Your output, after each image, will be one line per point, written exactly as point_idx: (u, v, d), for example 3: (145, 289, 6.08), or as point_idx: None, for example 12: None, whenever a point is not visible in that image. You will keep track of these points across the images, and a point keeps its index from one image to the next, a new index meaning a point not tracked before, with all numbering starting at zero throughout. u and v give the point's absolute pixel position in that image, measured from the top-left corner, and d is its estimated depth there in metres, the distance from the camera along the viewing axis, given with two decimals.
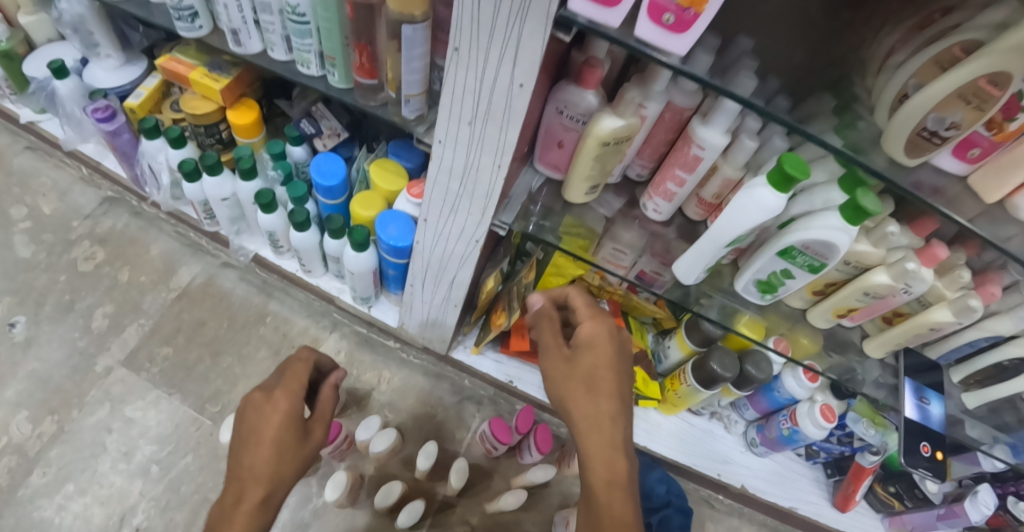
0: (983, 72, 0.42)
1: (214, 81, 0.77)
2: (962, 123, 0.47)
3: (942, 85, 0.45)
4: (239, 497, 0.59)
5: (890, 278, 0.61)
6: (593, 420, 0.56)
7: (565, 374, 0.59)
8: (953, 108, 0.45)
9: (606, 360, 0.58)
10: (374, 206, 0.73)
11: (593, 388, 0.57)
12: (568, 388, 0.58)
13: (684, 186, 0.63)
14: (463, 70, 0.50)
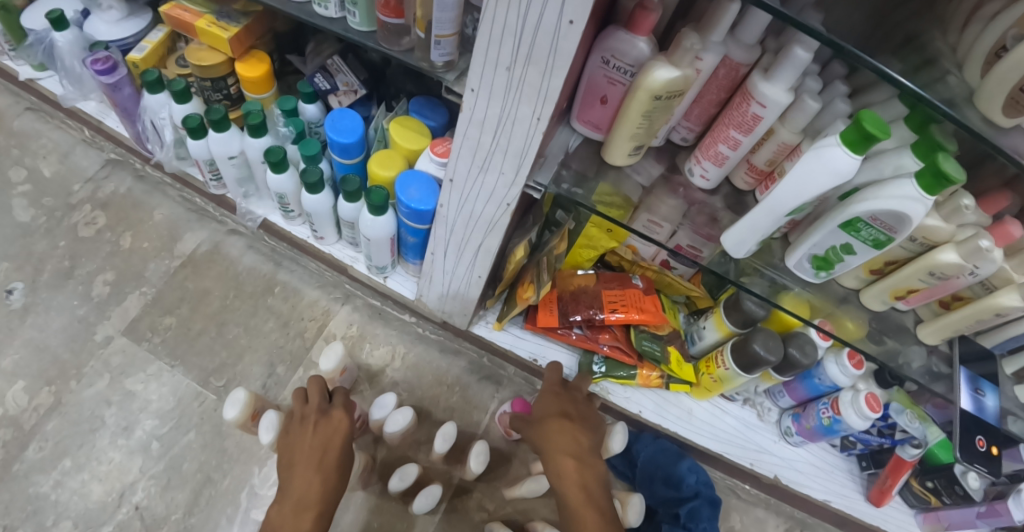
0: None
1: (222, 30, 0.71)
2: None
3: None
4: (305, 497, 0.65)
5: (959, 257, 0.55)
6: (545, 440, 0.68)
7: (527, 422, 0.73)
8: None
9: (548, 400, 0.73)
10: (394, 166, 0.68)
11: (539, 421, 0.71)
12: (530, 430, 0.71)
13: (737, 149, 0.58)
14: (504, 6, 0.44)
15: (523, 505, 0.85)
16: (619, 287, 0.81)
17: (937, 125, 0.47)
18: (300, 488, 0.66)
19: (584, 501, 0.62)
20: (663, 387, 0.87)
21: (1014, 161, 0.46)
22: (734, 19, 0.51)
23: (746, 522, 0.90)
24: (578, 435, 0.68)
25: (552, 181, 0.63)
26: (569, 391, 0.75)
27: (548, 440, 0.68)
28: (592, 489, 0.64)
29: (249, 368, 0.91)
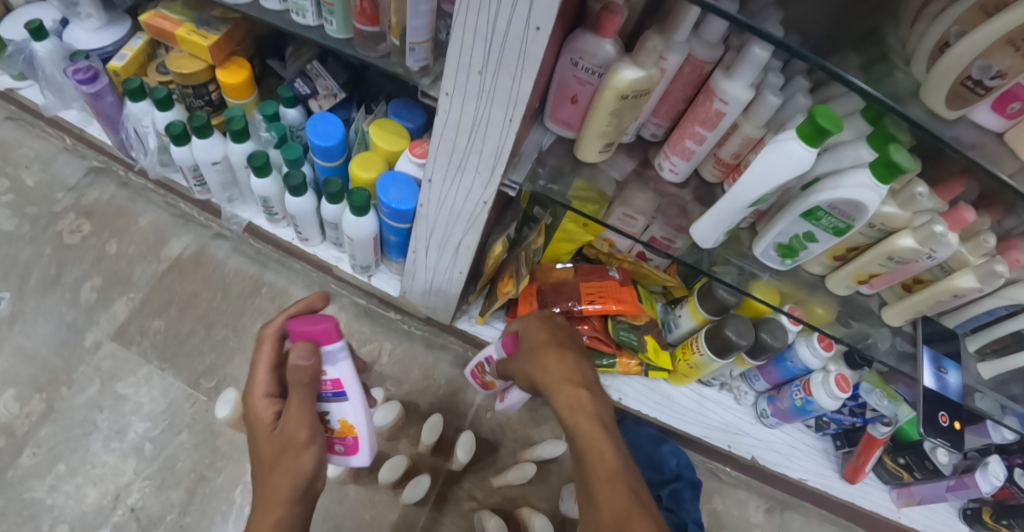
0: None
1: (202, 38, 0.72)
2: (1009, 72, 0.44)
3: (988, 30, 0.42)
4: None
5: (916, 242, 0.59)
6: (544, 372, 0.62)
7: (520, 358, 0.68)
8: (1001, 54, 0.43)
9: (540, 330, 0.67)
10: (375, 168, 0.70)
11: (534, 354, 0.65)
12: (525, 364, 0.66)
13: (703, 144, 0.61)
14: (474, 13, 0.46)
15: (512, 492, 0.87)
16: (597, 280, 0.83)
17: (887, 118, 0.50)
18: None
19: (593, 426, 0.55)
20: (643, 375, 0.90)
21: (959, 152, 0.49)
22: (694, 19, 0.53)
23: (727, 503, 0.93)
24: (579, 365, 0.63)
25: (527, 179, 0.66)
26: (556, 320, 0.70)
27: (547, 372, 0.62)
28: (607, 420, 0.57)
29: (238, 369, 0.92)
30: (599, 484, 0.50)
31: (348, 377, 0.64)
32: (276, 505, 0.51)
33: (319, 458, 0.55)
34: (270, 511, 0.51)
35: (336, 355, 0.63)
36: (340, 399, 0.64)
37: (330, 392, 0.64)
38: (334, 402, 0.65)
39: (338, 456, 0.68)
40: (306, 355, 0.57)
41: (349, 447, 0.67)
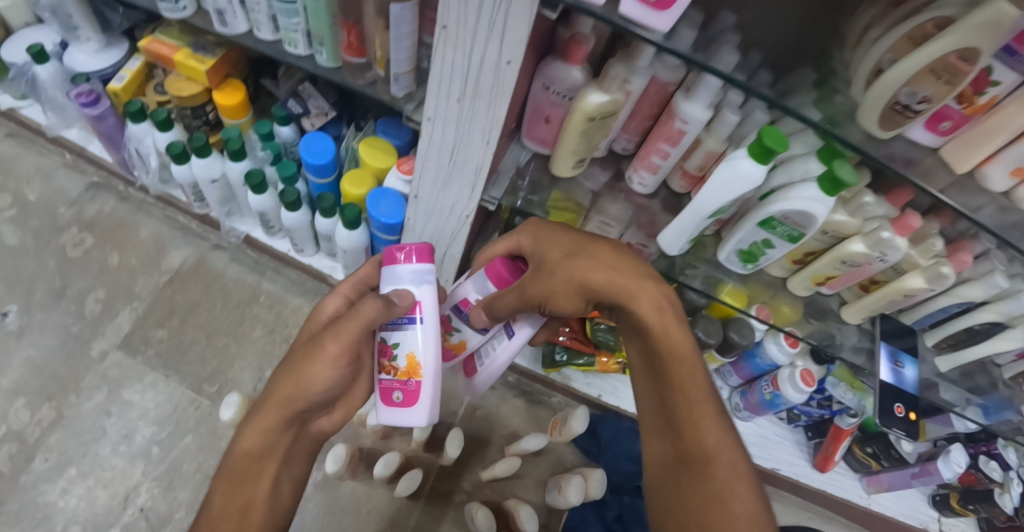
0: (956, 48, 0.45)
1: (199, 62, 0.76)
2: (933, 97, 0.49)
3: (912, 63, 0.47)
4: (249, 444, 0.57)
5: (866, 247, 0.64)
6: (610, 273, 0.57)
7: (553, 270, 0.60)
8: (925, 82, 0.48)
9: (563, 236, 0.62)
10: (365, 184, 0.74)
11: (582, 255, 0.59)
12: (570, 273, 0.59)
13: (668, 159, 0.65)
14: (452, 48, 0.52)
15: (501, 486, 0.92)
16: None
17: (829, 140, 0.55)
18: (217, 465, 0.58)
19: (685, 338, 0.57)
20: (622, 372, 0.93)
21: (885, 166, 0.56)
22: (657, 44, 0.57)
23: None
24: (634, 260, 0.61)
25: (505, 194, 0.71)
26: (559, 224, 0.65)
27: (612, 277, 0.57)
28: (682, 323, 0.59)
29: (239, 374, 0.96)
30: (691, 393, 0.55)
31: (426, 300, 0.61)
32: (271, 411, 0.57)
33: (331, 381, 0.58)
34: (267, 408, 0.57)
35: (422, 277, 0.61)
36: (411, 327, 0.61)
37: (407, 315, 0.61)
38: (405, 330, 0.61)
39: (394, 409, 0.62)
40: (400, 295, 0.59)
41: (408, 397, 0.61)
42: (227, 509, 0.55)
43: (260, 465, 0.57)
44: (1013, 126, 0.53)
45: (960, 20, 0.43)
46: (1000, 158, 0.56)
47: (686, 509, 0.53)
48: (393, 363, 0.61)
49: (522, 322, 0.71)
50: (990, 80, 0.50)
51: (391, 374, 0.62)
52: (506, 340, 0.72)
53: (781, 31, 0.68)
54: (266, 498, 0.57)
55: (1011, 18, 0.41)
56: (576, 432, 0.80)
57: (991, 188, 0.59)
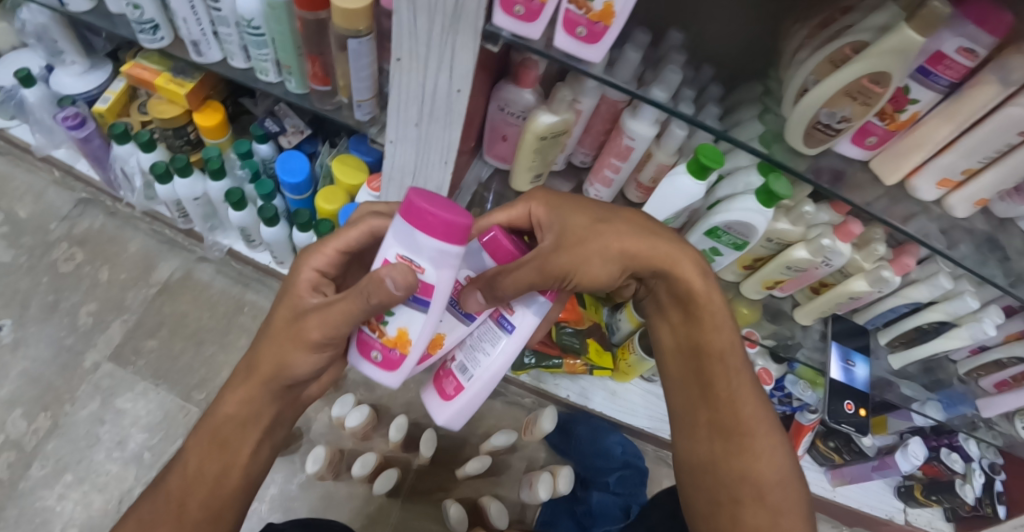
0: (870, 71, 0.48)
1: (179, 86, 0.80)
2: (852, 116, 0.53)
3: (831, 85, 0.51)
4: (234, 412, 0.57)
5: (809, 253, 0.68)
6: (651, 246, 0.57)
7: (578, 239, 0.55)
8: (842, 103, 0.52)
9: (587, 203, 0.58)
10: (338, 200, 0.78)
11: (617, 222, 0.57)
12: (600, 243, 0.55)
13: (620, 172, 0.69)
14: (407, 78, 0.56)
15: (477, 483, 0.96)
16: None
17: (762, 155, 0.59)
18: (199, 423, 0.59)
19: (725, 309, 0.62)
20: (589, 373, 0.96)
21: (814, 180, 0.60)
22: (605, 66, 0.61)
23: None
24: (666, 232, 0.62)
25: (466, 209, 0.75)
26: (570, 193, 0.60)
27: (654, 242, 0.58)
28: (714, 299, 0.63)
29: (226, 381, 1.00)
30: (729, 361, 0.62)
31: (437, 287, 0.49)
32: (254, 385, 0.56)
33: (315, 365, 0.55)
34: (250, 381, 0.56)
35: (441, 257, 0.47)
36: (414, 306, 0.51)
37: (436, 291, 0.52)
38: (408, 306, 0.51)
39: (371, 366, 0.56)
40: (397, 280, 0.44)
41: (385, 361, 0.55)
42: (202, 473, 0.56)
43: (241, 434, 0.57)
44: (932, 141, 0.57)
45: (869, 47, 0.47)
46: (925, 170, 0.61)
47: (720, 462, 0.61)
48: (382, 326, 0.53)
49: (521, 308, 0.57)
50: (908, 98, 0.54)
51: (376, 334, 0.54)
52: (503, 337, 0.59)
53: (729, 48, 0.71)
54: (244, 464, 0.57)
55: (918, 44, 0.45)
56: (545, 430, 0.85)
57: (919, 197, 0.65)
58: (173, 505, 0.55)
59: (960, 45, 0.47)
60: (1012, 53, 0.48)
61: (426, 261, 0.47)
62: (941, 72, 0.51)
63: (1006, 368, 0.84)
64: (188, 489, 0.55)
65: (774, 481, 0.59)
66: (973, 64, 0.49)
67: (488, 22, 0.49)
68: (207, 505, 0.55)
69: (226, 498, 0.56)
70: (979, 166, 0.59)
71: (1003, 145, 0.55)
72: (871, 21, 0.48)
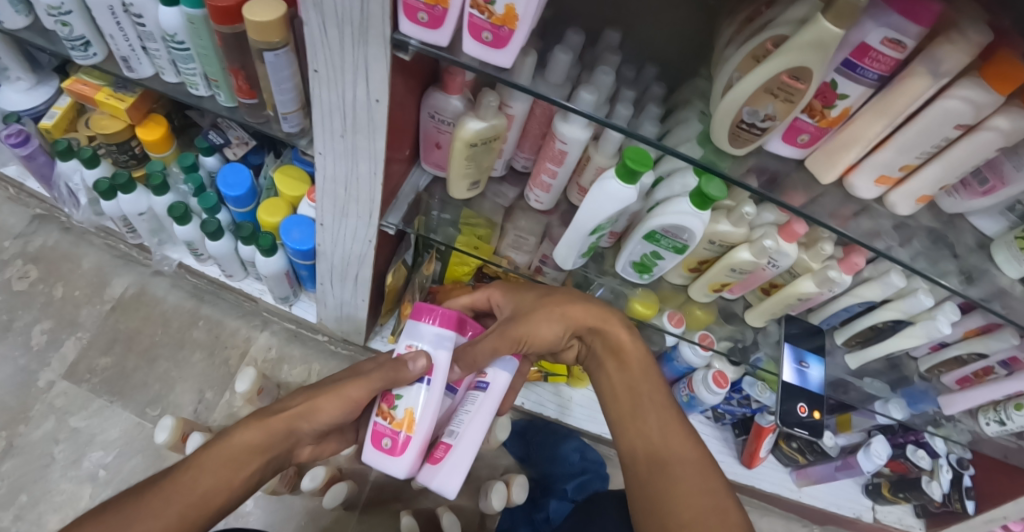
0: (788, 66, 0.46)
1: (119, 101, 0.79)
2: (776, 115, 0.51)
3: (752, 81, 0.49)
4: (254, 441, 0.58)
5: (752, 255, 0.67)
6: (585, 307, 0.68)
7: (522, 312, 0.69)
8: (765, 101, 0.50)
9: (532, 288, 0.72)
10: (280, 213, 0.77)
11: (557, 293, 0.70)
12: (540, 308, 0.68)
13: (557, 177, 0.68)
14: (326, 89, 0.55)
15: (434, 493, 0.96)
16: None
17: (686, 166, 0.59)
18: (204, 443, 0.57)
19: (647, 355, 0.68)
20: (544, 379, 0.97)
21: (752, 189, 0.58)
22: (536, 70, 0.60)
23: None
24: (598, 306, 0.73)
25: (402, 220, 0.73)
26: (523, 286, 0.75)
27: (587, 303, 0.68)
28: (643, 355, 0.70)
29: (181, 397, 1.00)
30: (660, 400, 0.65)
31: (439, 368, 0.64)
32: (280, 420, 0.60)
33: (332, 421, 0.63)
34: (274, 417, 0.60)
35: (441, 342, 0.65)
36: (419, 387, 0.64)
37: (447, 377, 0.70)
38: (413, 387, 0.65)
39: (381, 453, 0.66)
40: (417, 359, 0.62)
41: (394, 446, 0.65)
42: (198, 486, 0.53)
43: (248, 458, 0.57)
44: (866, 137, 0.54)
45: (789, 39, 0.45)
46: (861, 168, 0.59)
47: (661, 496, 0.59)
48: (392, 412, 0.65)
49: (494, 368, 0.70)
50: (835, 94, 0.51)
51: (387, 421, 0.65)
52: (480, 395, 0.70)
53: (671, 43, 0.68)
54: (233, 493, 0.55)
55: (836, 36, 0.43)
56: (500, 440, 0.88)
57: (861, 195, 0.63)
58: (155, 503, 0.51)
59: (885, 35, 0.45)
60: (940, 43, 0.46)
61: (431, 345, 0.64)
62: (868, 66, 0.48)
63: (966, 364, 0.84)
64: (180, 495, 0.51)
65: (715, 510, 0.56)
66: (902, 57, 0.47)
67: (397, 30, 0.48)
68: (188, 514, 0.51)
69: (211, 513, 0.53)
70: (918, 162, 0.57)
71: (941, 140, 0.53)
72: (792, 14, 0.46)
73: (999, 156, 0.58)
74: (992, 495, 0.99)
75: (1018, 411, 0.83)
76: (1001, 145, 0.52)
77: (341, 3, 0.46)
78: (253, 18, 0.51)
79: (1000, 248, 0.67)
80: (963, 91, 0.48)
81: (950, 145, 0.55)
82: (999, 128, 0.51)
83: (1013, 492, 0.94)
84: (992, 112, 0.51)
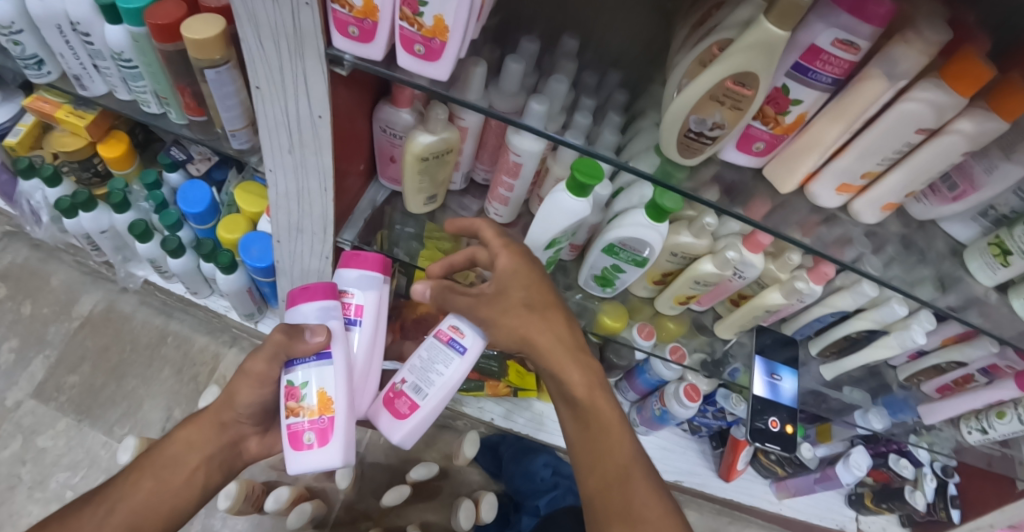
0: (731, 72, 0.42)
1: (79, 119, 0.78)
2: (725, 123, 0.47)
3: (695, 89, 0.45)
4: (189, 438, 0.61)
5: (716, 266, 0.65)
6: (550, 340, 0.61)
7: (495, 308, 0.61)
8: (711, 108, 0.46)
9: (536, 279, 0.60)
10: (239, 229, 0.77)
11: (535, 307, 0.61)
12: (518, 324, 0.60)
13: (514, 190, 0.67)
14: (269, 105, 0.53)
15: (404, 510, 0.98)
16: None
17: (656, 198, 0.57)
18: (146, 451, 0.61)
19: (612, 407, 0.60)
20: (514, 395, 0.99)
21: (715, 207, 0.55)
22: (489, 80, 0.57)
23: None
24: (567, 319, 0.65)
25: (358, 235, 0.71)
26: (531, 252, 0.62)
27: (556, 330, 0.61)
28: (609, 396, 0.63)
29: (148, 415, 0.98)
30: (621, 457, 0.58)
31: (337, 336, 0.59)
32: (206, 416, 0.62)
33: (255, 404, 0.61)
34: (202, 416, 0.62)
35: (328, 313, 0.59)
36: (323, 363, 0.57)
37: (347, 318, 0.63)
38: (316, 366, 0.57)
39: (305, 453, 0.56)
40: (313, 331, 0.56)
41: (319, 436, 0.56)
42: (138, 489, 0.58)
43: (185, 455, 0.60)
44: (823, 144, 0.49)
45: (734, 42, 0.41)
46: (822, 175, 0.54)
47: None
48: (300, 401, 0.56)
49: (471, 331, 0.62)
50: (788, 100, 0.46)
51: (300, 415, 0.56)
52: (456, 359, 0.62)
53: (632, 47, 0.65)
54: (177, 491, 0.59)
55: (780, 38, 0.39)
56: (469, 457, 0.88)
57: (817, 202, 0.57)
58: (97, 510, 0.56)
59: (836, 36, 0.41)
60: (896, 43, 0.42)
61: (318, 319, 0.58)
62: (821, 69, 0.43)
63: (946, 372, 0.82)
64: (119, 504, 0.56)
65: None
66: (857, 59, 0.42)
67: (331, 45, 0.47)
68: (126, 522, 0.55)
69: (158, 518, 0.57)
70: (881, 169, 0.52)
71: (903, 146, 0.48)
72: (736, 16, 0.43)
73: (966, 160, 0.54)
74: (976, 503, 0.98)
75: (1001, 420, 0.81)
76: (967, 149, 0.47)
77: (272, 16, 0.44)
78: (191, 35, 0.51)
79: (973, 255, 0.64)
80: (923, 94, 0.44)
81: (913, 150, 0.50)
82: (962, 131, 0.46)
83: (1000, 499, 0.92)
84: (955, 114, 0.46)
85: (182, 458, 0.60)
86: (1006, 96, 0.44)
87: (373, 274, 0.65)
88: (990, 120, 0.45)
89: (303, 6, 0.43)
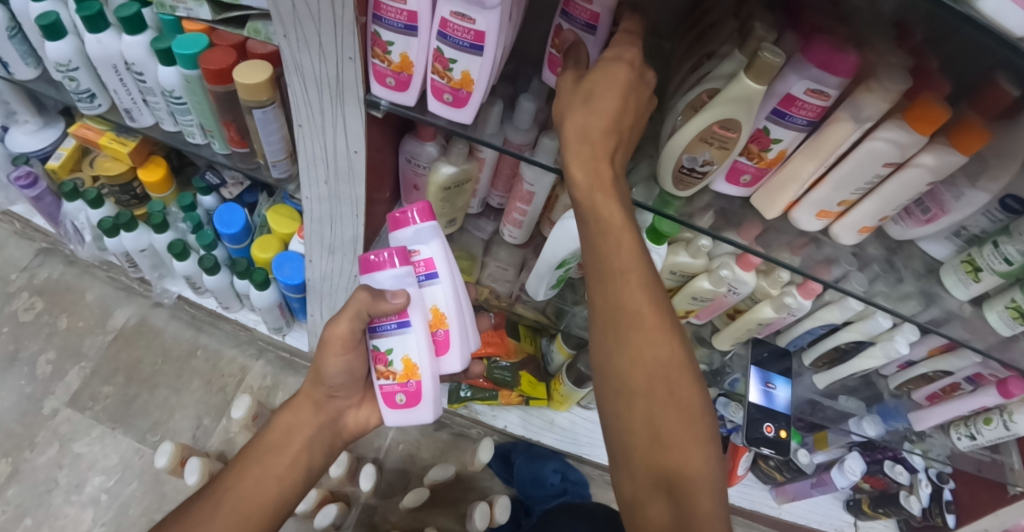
0: (718, 118, 0.49)
1: (123, 146, 0.84)
2: (714, 160, 0.54)
3: (687, 131, 0.52)
4: (292, 423, 0.62)
5: (711, 283, 0.72)
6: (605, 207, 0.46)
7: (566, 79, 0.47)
8: (701, 148, 0.53)
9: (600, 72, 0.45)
10: (272, 249, 0.84)
11: (591, 103, 0.45)
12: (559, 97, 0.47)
13: (528, 214, 0.73)
14: (310, 142, 0.59)
15: (420, 515, 1.03)
16: None
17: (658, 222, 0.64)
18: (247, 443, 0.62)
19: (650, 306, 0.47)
20: (526, 404, 1.04)
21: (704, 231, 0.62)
22: (506, 110, 0.60)
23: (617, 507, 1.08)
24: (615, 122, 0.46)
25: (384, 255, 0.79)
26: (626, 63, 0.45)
27: (588, 122, 0.45)
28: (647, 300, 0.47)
29: (179, 423, 1.04)
30: (646, 358, 0.47)
31: (415, 302, 0.56)
32: (303, 399, 0.63)
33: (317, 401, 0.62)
34: (301, 404, 0.63)
35: (404, 280, 0.55)
36: (403, 331, 0.57)
37: (421, 276, 0.57)
38: (398, 336, 0.57)
39: (399, 411, 0.60)
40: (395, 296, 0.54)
41: (439, 346, 0.60)
42: (244, 476, 0.58)
43: (288, 440, 0.61)
44: (802, 176, 0.55)
45: (720, 92, 0.48)
46: (803, 204, 0.60)
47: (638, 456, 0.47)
48: (390, 366, 0.58)
49: None
50: (769, 139, 0.52)
51: (391, 379, 0.59)
52: None
53: None
54: (277, 476, 0.59)
55: (758, 91, 0.46)
56: (483, 461, 0.93)
57: (798, 227, 0.64)
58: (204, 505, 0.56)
59: (808, 87, 0.47)
60: (861, 91, 0.47)
61: (395, 287, 0.55)
62: (796, 113, 0.50)
63: (934, 380, 0.87)
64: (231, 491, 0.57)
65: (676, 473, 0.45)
66: (828, 104, 0.48)
67: (368, 92, 0.54)
68: (236, 508, 0.55)
69: (260, 507, 0.56)
70: (855, 198, 0.58)
71: (872, 177, 0.54)
72: (722, 68, 0.49)
73: (936, 187, 0.58)
74: (969, 508, 1.02)
75: (987, 426, 0.85)
76: (931, 180, 0.53)
77: (319, 68, 0.51)
78: (244, 81, 0.57)
79: (948, 273, 0.67)
80: (888, 133, 0.50)
81: (882, 182, 0.55)
82: (926, 165, 0.52)
83: (991, 505, 0.96)
84: (918, 150, 0.51)
85: (282, 444, 0.60)
86: (961, 134, 0.49)
87: (428, 225, 0.57)
88: (950, 155, 0.50)
89: (347, 60, 0.49)
